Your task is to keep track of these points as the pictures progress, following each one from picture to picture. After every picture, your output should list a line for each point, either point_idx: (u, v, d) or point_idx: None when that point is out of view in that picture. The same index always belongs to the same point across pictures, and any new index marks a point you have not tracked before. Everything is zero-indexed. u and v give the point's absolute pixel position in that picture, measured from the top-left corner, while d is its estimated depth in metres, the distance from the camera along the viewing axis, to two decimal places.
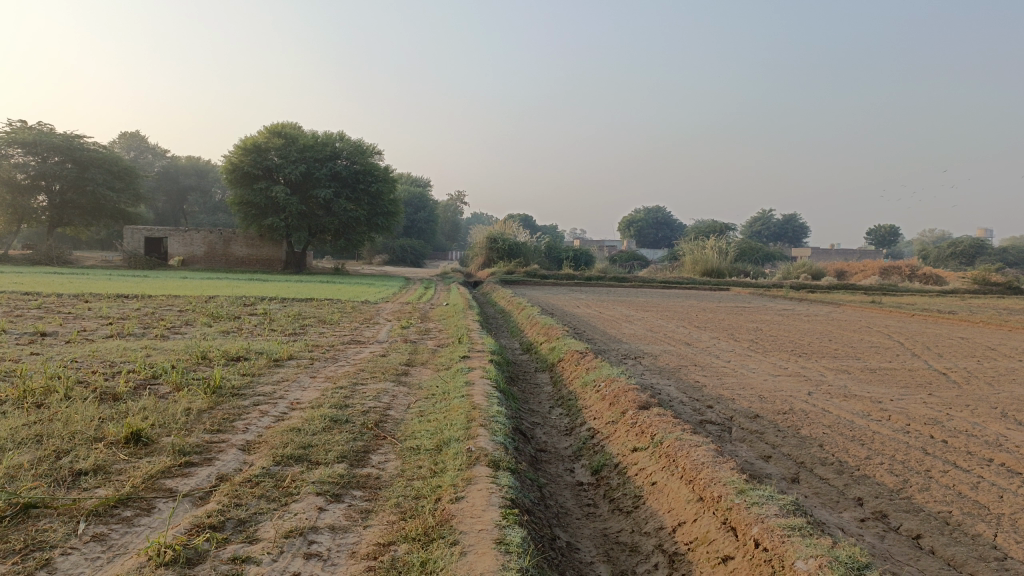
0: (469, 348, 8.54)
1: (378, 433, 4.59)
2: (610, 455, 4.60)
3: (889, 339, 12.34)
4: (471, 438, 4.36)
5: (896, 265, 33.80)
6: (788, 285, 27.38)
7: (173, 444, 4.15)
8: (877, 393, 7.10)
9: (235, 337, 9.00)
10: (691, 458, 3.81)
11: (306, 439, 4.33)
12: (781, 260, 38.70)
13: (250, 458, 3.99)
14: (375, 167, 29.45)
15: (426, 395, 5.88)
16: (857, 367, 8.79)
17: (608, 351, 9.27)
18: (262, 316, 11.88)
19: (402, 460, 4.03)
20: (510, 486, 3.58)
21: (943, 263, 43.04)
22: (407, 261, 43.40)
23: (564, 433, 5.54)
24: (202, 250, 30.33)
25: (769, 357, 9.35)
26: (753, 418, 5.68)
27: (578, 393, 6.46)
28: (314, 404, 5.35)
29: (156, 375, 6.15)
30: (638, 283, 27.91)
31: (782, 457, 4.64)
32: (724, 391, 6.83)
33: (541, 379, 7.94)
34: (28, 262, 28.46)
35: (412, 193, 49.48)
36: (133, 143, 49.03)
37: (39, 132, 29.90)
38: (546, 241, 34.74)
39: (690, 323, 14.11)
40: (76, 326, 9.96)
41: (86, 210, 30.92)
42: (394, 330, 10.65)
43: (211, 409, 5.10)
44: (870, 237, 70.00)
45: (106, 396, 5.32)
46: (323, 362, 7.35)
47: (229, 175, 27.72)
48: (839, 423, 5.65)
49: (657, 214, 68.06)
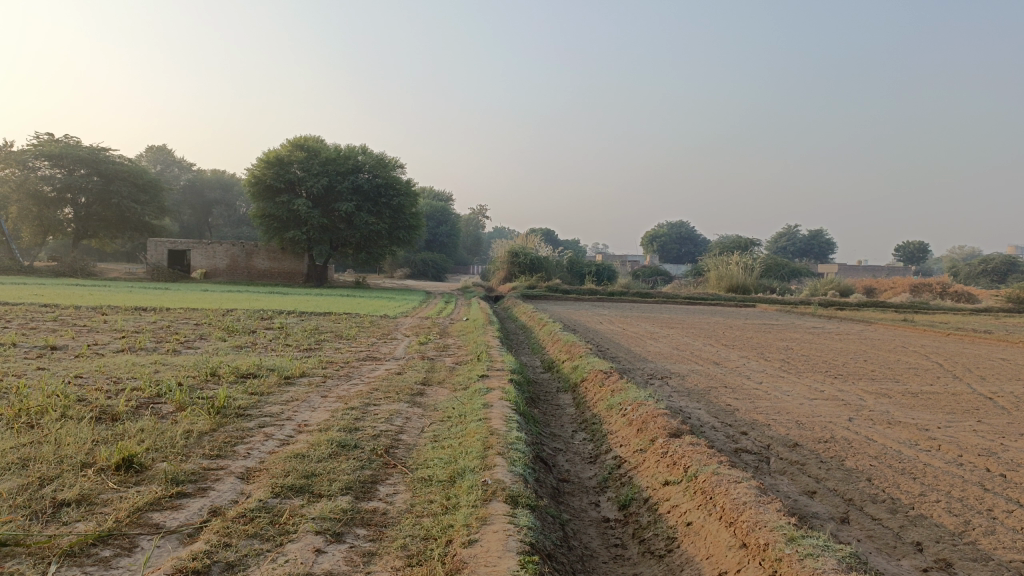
0: (488, 366, 8.18)
1: (387, 461, 4.26)
2: (639, 489, 4.23)
3: (928, 360, 11.80)
4: (488, 469, 4.01)
5: (927, 282, 33.02)
6: (816, 302, 26.82)
7: (166, 471, 3.85)
8: (923, 420, 6.63)
9: (248, 353, 8.73)
10: (731, 497, 3.44)
11: (310, 467, 4.01)
12: (809, 276, 38.01)
13: (248, 489, 3.68)
14: (397, 181, 29.33)
15: (442, 417, 5.55)
16: (897, 391, 8.33)
17: (633, 372, 8.87)
18: (278, 330, 11.63)
19: (413, 494, 3.69)
20: (529, 526, 3.23)
21: (974, 281, 42.25)
22: (429, 274, 43.21)
23: (588, 460, 5.18)
24: (225, 262, 30.35)
25: (804, 379, 8.91)
26: (793, 448, 5.27)
27: (603, 417, 6.09)
28: (322, 426, 5.05)
29: (161, 393, 5.88)
30: (662, 299, 27.51)
31: (828, 493, 4.25)
32: (758, 416, 6.41)
33: (563, 400, 7.59)
34: (52, 274, 28.62)
35: (434, 207, 49.54)
36: (160, 156, 49.50)
37: (66, 145, 30.14)
38: (569, 255, 34.42)
39: (718, 341, 13.69)
40: (89, 339, 9.76)
41: (111, 222, 31.08)
42: (412, 347, 10.31)
43: (213, 431, 4.81)
44: (898, 254, 68.93)
45: (105, 416, 5.05)
46: (336, 381, 7.05)
47: (252, 188, 27.76)
48: (886, 454, 5.21)
49: (680, 230, 67.33)
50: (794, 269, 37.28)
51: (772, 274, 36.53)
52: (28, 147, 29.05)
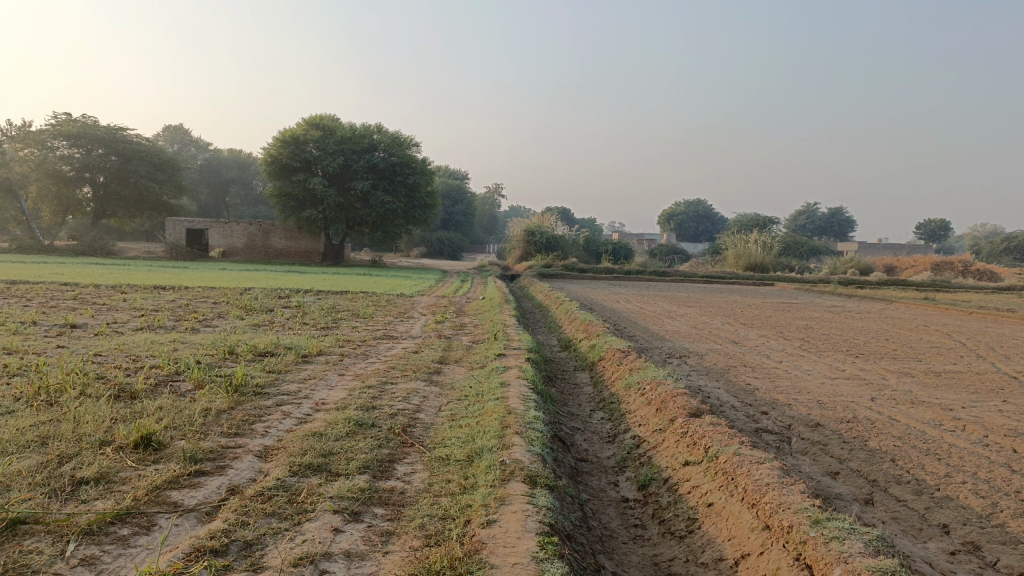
0: (505, 345, 8.14)
1: (405, 439, 4.24)
2: (658, 468, 4.19)
3: (950, 339, 11.64)
4: (506, 449, 3.97)
5: (949, 260, 32.57)
6: (836, 281, 26.54)
7: (184, 449, 3.84)
8: (946, 399, 6.53)
9: (265, 331, 8.74)
10: (752, 479, 3.39)
11: (328, 446, 4.00)
12: (828, 254, 37.63)
13: (265, 467, 3.67)
14: (413, 159, 29.24)
15: (459, 396, 5.52)
16: (920, 370, 8.21)
17: (651, 351, 8.80)
18: (296, 309, 11.64)
19: (430, 473, 3.66)
20: (549, 507, 3.19)
21: (997, 259, 41.66)
22: (445, 253, 43.20)
23: (606, 440, 5.13)
24: (242, 242, 30.47)
25: (824, 358, 8.80)
26: (814, 428, 5.20)
27: (622, 396, 6.03)
28: (340, 405, 5.03)
29: (179, 371, 5.89)
30: (679, 277, 27.35)
31: (851, 474, 4.19)
32: (778, 395, 6.35)
33: (580, 379, 7.54)
34: (72, 253, 28.87)
35: (450, 186, 49.44)
36: (177, 136, 49.65)
37: (84, 124, 30.26)
38: (585, 234, 34.26)
39: (736, 320, 13.58)
40: (108, 317, 9.82)
41: (130, 201, 31.24)
42: (428, 325, 10.30)
43: (231, 409, 4.80)
44: (919, 232, 68.10)
45: (124, 394, 5.06)
46: (353, 359, 7.03)
47: (268, 167, 27.77)
48: (910, 435, 5.13)
49: (697, 208, 66.77)
50: (813, 247, 36.89)
51: (790, 253, 36.20)
52: (46, 127, 29.19)
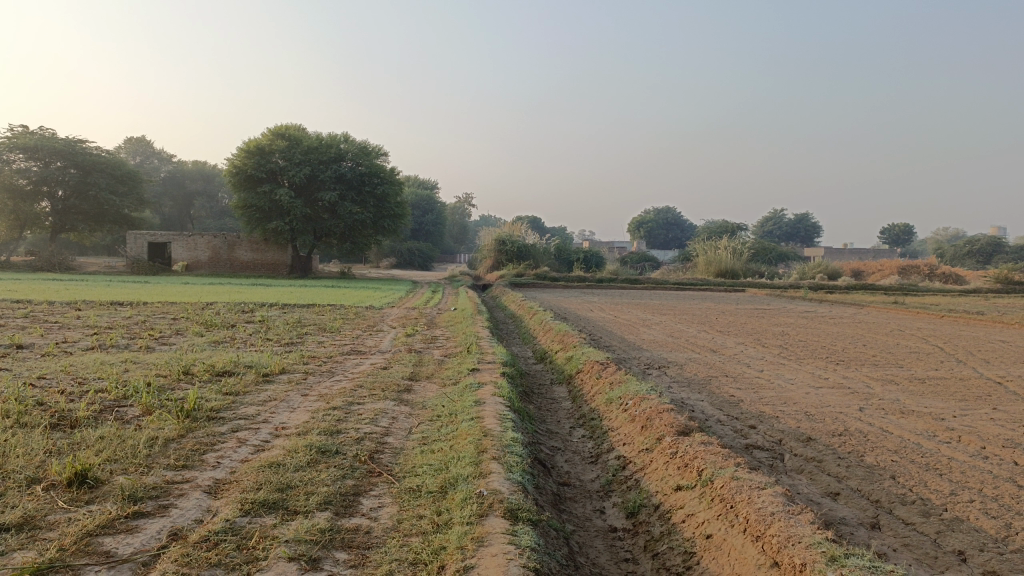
0: (478, 359, 7.77)
1: (372, 468, 3.88)
2: (647, 494, 3.87)
3: (927, 344, 11.51)
4: (483, 478, 3.62)
5: (914, 263, 32.87)
6: (806, 285, 26.63)
7: (122, 487, 3.45)
8: (936, 408, 6.31)
9: (225, 349, 8.30)
10: (755, 507, 3.09)
11: (286, 478, 3.62)
12: (795, 259, 37.87)
13: (215, 506, 3.29)
14: (381, 169, 28.77)
15: (431, 417, 5.16)
16: (904, 377, 8.00)
17: (629, 362, 8.51)
18: (259, 324, 11.16)
19: (400, 508, 3.30)
20: (532, 547, 2.86)
21: (960, 262, 42.21)
22: (415, 264, 42.73)
23: (589, 461, 4.81)
24: (207, 254, 29.74)
25: (806, 366, 8.57)
26: (806, 443, 4.94)
27: (602, 411, 5.72)
28: (301, 429, 4.64)
29: (128, 395, 5.46)
30: (652, 285, 27.25)
31: (852, 494, 3.92)
32: (765, 407, 6.07)
33: (557, 393, 7.22)
34: (29, 269, 27.93)
35: (419, 196, 49.09)
36: (140, 148, 48.60)
37: (41, 136, 29.39)
38: (556, 242, 34.02)
39: (712, 327, 13.37)
40: (58, 337, 9.30)
41: (90, 215, 30.35)
42: (398, 339, 9.89)
43: (181, 438, 4.40)
44: (884, 237, 69.10)
45: (63, 423, 4.63)
46: (318, 377, 6.63)
47: (233, 178, 27.12)
48: (906, 448, 4.88)
49: (666, 216, 66.86)
50: (781, 253, 37.04)
51: (760, 259, 36.33)
52: (1, 140, 28.27)
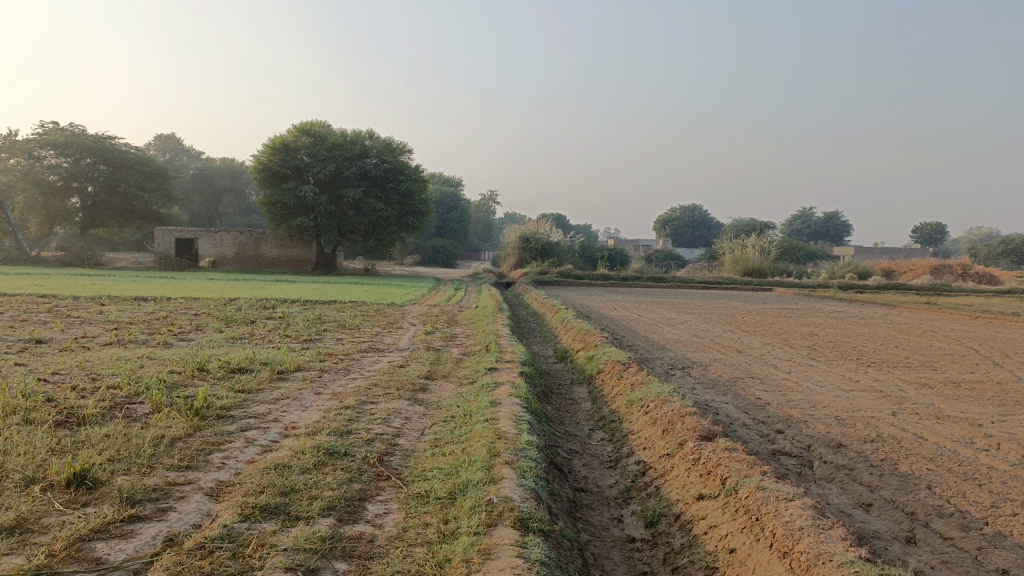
0: (497, 358, 7.62)
1: (380, 471, 3.74)
2: (668, 502, 3.69)
3: (961, 346, 11.13)
4: (494, 484, 3.46)
5: (947, 263, 32.17)
6: (835, 285, 26.13)
7: (122, 489, 3.34)
8: (973, 413, 6.02)
9: (242, 345, 8.21)
10: (781, 520, 2.89)
11: (289, 481, 3.49)
12: (824, 259, 37.28)
13: (215, 510, 3.17)
14: (406, 166, 28.73)
15: (444, 417, 5.00)
16: (938, 380, 7.72)
17: (652, 362, 8.30)
18: (279, 321, 11.09)
19: (406, 515, 3.15)
20: (542, 561, 2.69)
21: (994, 262, 41.29)
22: (439, 261, 42.72)
23: (608, 465, 4.63)
24: (232, 250, 29.93)
25: (836, 368, 8.30)
26: (836, 449, 4.71)
27: (623, 414, 5.53)
28: (312, 429, 4.51)
29: (139, 392, 5.38)
30: (677, 284, 26.93)
31: (886, 506, 3.71)
32: (793, 411, 5.84)
33: (578, 394, 7.04)
34: (59, 264, 28.31)
35: (444, 193, 49.12)
36: (169, 144, 49.08)
37: (71, 133, 29.69)
38: (580, 240, 33.78)
39: (738, 327, 13.08)
40: (78, 331, 9.31)
41: (119, 211, 30.69)
42: (417, 337, 9.76)
43: (187, 437, 4.29)
44: (915, 236, 67.91)
45: (71, 420, 4.54)
46: (333, 375, 6.51)
47: (258, 174, 27.24)
48: (943, 456, 4.64)
49: (693, 213, 66.45)
50: (809, 251, 36.47)
51: (787, 257, 35.78)
52: (33, 136, 28.59)
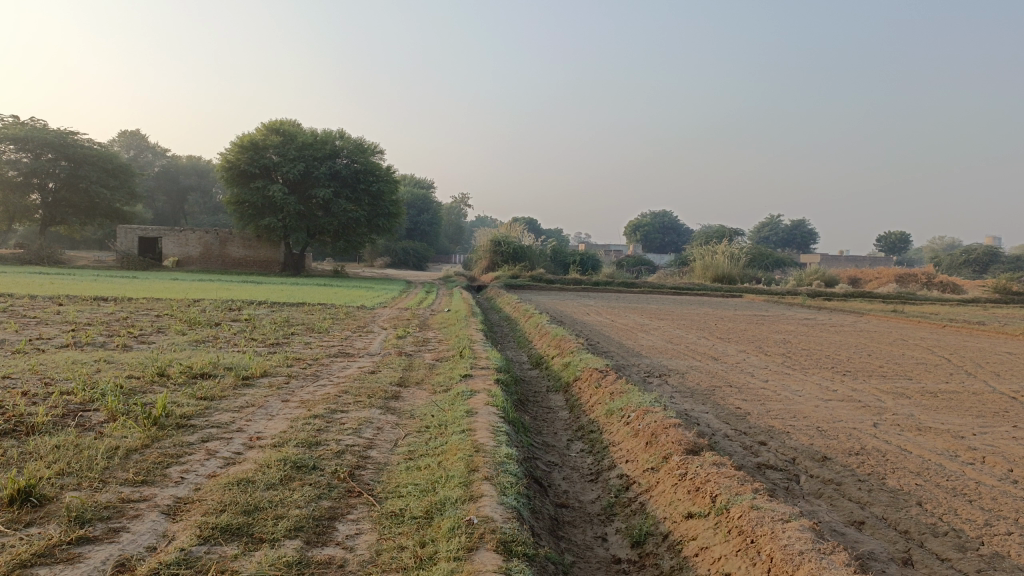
0: (471, 364, 7.40)
1: (351, 487, 3.51)
2: (654, 520, 3.53)
3: (933, 355, 11.15)
4: (474, 502, 3.27)
5: (912, 271, 32.62)
6: (803, 292, 26.32)
7: (71, 507, 3.07)
8: (954, 425, 5.95)
9: (206, 349, 7.91)
10: (780, 543, 2.74)
11: (253, 498, 3.25)
12: (792, 265, 37.64)
13: (172, 530, 2.93)
14: (377, 167, 28.38)
15: (418, 428, 4.79)
16: (915, 391, 7.67)
17: (628, 369, 8.16)
18: (245, 323, 10.75)
19: (379, 536, 2.95)
20: None
21: (956, 271, 42.03)
22: (410, 264, 42.37)
23: (589, 479, 4.46)
24: (198, 250, 29.33)
25: (813, 377, 8.22)
26: (822, 463, 4.59)
27: (603, 424, 5.36)
28: (278, 440, 4.27)
29: (94, 399, 5.08)
30: (648, 289, 26.95)
31: (878, 524, 3.58)
32: (774, 422, 5.72)
33: (554, 402, 6.85)
34: (17, 262, 27.50)
35: (415, 195, 48.76)
36: (133, 140, 48.06)
37: (32, 127, 28.84)
38: (552, 244, 33.67)
39: (712, 333, 13.01)
40: (34, 332, 8.93)
41: (81, 208, 29.91)
42: (388, 341, 9.53)
43: (144, 449, 4.02)
44: (880, 244, 69.01)
45: (19, 429, 4.23)
46: (301, 382, 6.25)
47: (226, 173, 26.71)
48: (929, 470, 4.54)
49: (663, 219, 66.86)
50: (778, 259, 36.81)
51: (756, 264, 36.06)
52: None
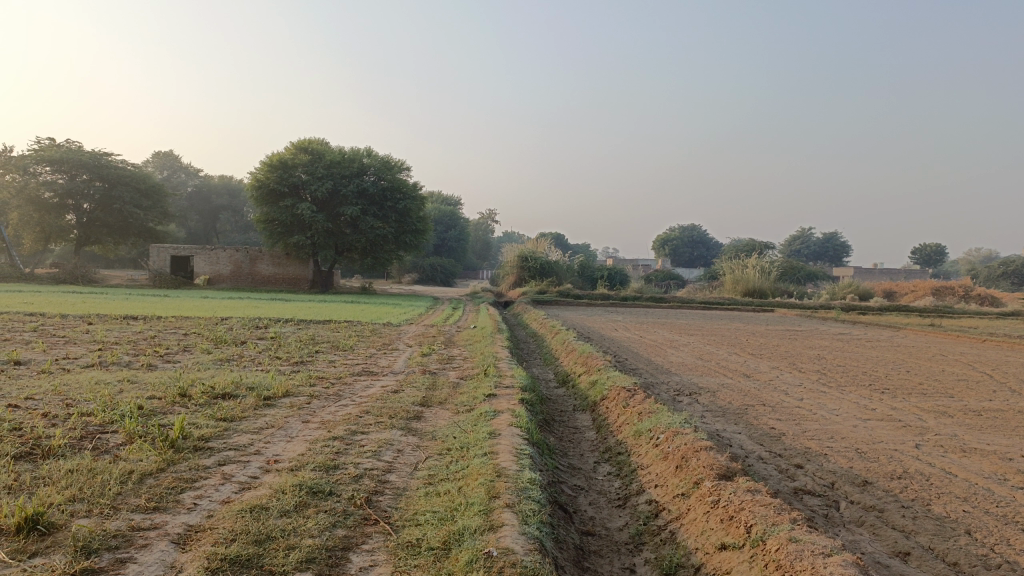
0: (496, 383, 7.25)
1: (367, 515, 3.38)
2: (685, 550, 3.36)
3: (975, 371, 10.76)
4: (494, 531, 3.12)
5: (948, 284, 31.85)
6: (837, 306, 25.81)
7: (78, 536, 2.98)
8: (1000, 446, 5.67)
9: (230, 368, 7.86)
10: None
11: (265, 526, 3.13)
12: (824, 278, 37.00)
13: (180, 561, 2.82)
14: (404, 184, 28.49)
15: (439, 450, 4.66)
16: (958, 409, 7.36)
17: (657, 388, 7.94)
18: (270, 342, 10.72)
19: (394, 569, 2.81)
20: None
21: (994, 284, 41.02)
22: (438, 280, 42.40)
23: (616, 504, 4.28)
24: (228, 268, 29.63)
25: (850, 395, 7.93)
26: (863, 488, 4.36)
27: (630, 446, 5.18)
28: (295, 463, 4.16)
29: (114, 421, 5.02)
30: (677, 304, 26.63)
31: (925, 554, 3.37)
32: (810, 443, 5.49)
33: (581, 422, 6.68)
34: (52, 281, 27.97)
35: (442, 211, 48.89)
36: (166, 161, 48.87)
37: (68, 149, 29.42)
38: (580, 259, 33.45)
39: (744, 349, 12.74)
40: (61, 352, 8.96)
41: (115, 228, 30.38)
42: (413, 359, 9.41)
43: (159, 473, 3.93)
44: (915, 257, 67.69)
45: (35, 453, 4.17)
46: (322, 402, 6.14)
47: (255, 192, 26.99)
48: (978, 496, 4.28)
49: (692, 233, 66.28)
50: (810, 272, 36.22)
51: (788, 278, 35.51)
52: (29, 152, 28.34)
